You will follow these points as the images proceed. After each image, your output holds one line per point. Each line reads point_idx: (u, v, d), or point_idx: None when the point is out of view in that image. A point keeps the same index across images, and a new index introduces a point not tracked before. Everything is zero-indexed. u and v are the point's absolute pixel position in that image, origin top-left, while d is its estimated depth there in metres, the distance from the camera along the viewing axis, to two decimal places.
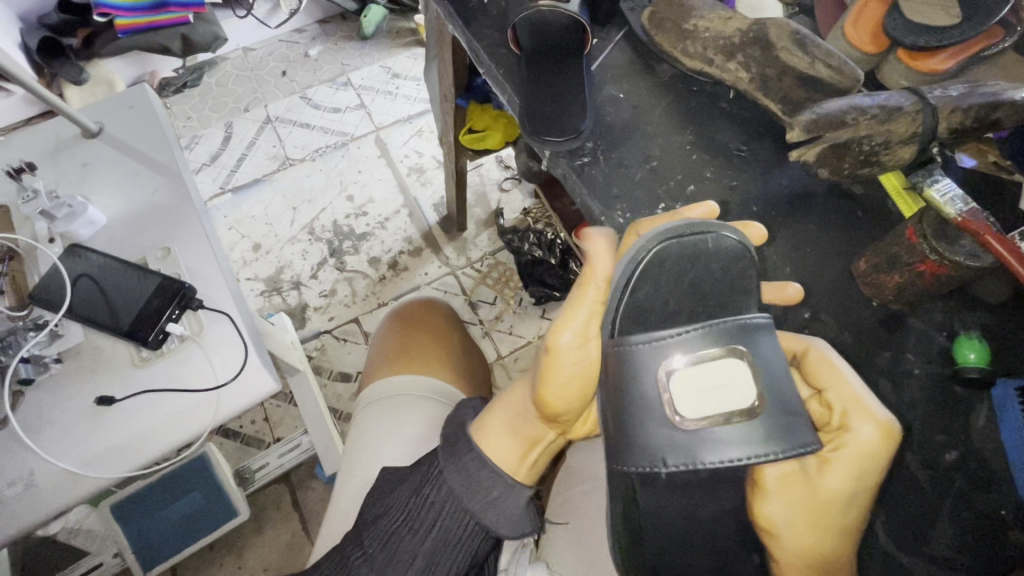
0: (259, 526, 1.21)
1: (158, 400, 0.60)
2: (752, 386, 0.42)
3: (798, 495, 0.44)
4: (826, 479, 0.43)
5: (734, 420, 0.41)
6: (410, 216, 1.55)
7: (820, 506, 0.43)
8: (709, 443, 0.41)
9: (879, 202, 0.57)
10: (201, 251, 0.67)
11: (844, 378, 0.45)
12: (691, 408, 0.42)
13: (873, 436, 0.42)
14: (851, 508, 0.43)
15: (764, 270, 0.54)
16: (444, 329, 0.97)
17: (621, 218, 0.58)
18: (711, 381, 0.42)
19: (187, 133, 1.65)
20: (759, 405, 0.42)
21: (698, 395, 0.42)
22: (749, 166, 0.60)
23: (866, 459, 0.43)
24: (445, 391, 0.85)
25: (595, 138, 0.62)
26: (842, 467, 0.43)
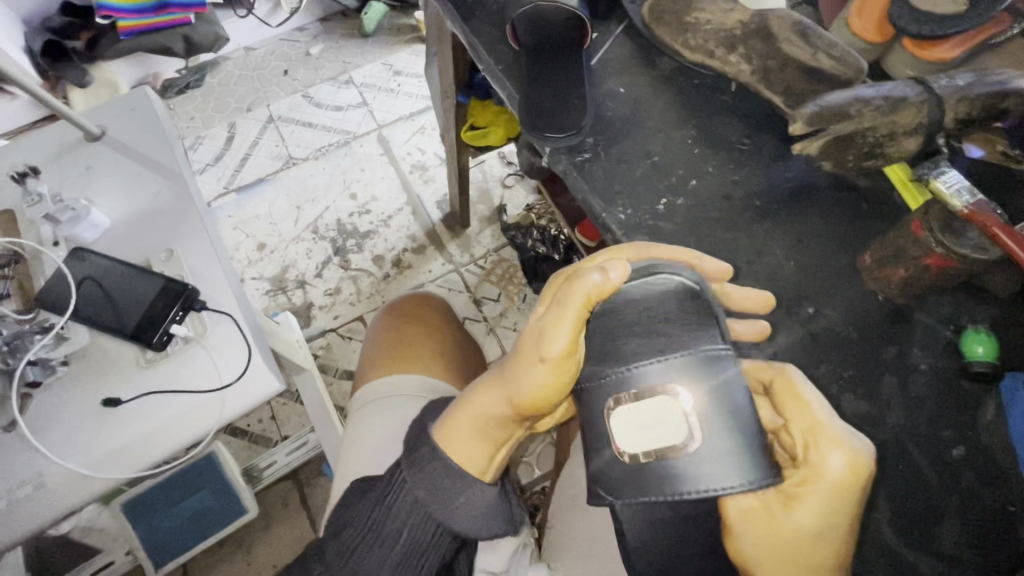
0: (268, 524, 1.22)
1: (162, 402, 0.60)
2: (691, 418, 0.40)
3: (768, 533, 0.42)
4: (793, 516, 0.41)
5: (671, 455, 0.39)
6: (413, 214, 1.55)
7: (791, 544, 0.42)
8: (658, 477, 0.39)
9: (883, 194, 0.56)
10: (204, 253, 0.68)
11: (807, 408, 0.42)
12: (633, 443, 0.40)
13: (842, 470, 0.40)
14: (832, 544, 0.42)
15: (767, 264, 0.54)
16: (438, 327, 0.98)
17: (622, 214, 0.57)
18: (651, 416, 0.40)
19: (191, 134, 1.66)
20: (700, 439, 0.39)
21: (641, 430, 0.40)
22: (752, 159, 0.59)
23: (834, 497, 0.41)
24: (439, 391, 0.86)
25: (596, 134, 0.62)
26: (811, 504, 0.41)
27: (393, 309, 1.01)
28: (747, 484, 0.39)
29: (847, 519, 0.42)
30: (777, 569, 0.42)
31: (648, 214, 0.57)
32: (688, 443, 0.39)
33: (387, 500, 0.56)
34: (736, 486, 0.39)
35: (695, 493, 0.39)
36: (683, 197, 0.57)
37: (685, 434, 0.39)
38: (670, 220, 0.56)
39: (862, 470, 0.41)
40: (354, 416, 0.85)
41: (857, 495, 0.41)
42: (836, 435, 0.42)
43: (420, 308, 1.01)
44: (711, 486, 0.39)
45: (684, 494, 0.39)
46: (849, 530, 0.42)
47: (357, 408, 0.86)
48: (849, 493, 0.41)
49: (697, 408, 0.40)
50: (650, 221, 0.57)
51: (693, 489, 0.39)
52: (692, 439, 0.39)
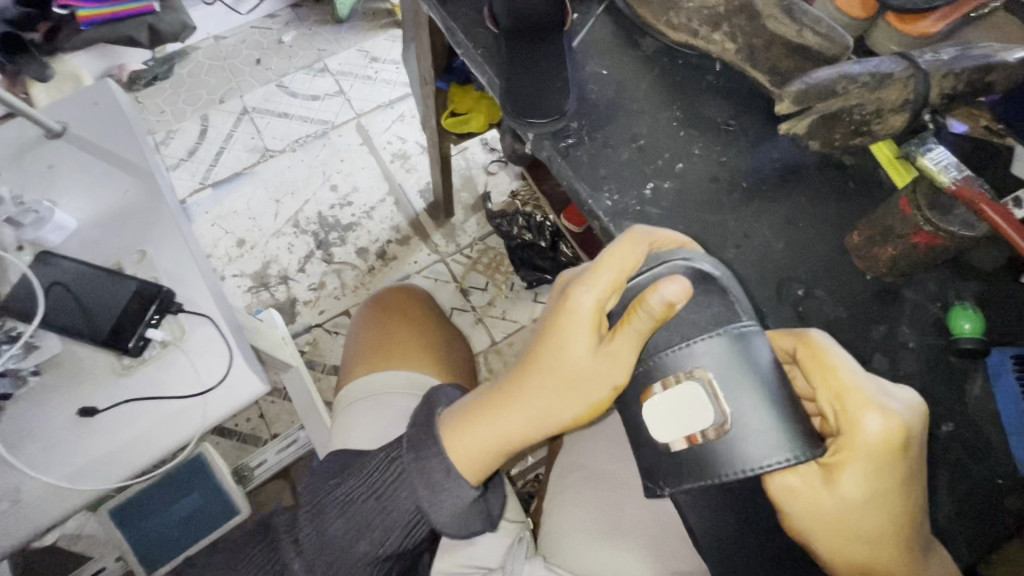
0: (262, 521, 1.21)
1: (143, 409, 0.58)
2: (713, 403, 0.42)
3: (827, 507, 0.42)
4: (846, 487, 0.41)
5: (711, 438, 0.42)
6: (396, 204, 1.52)
7: (848, 513, 0.41)
8: (703, 463, 0.42)
9: (869, 174, 0.56)
10: (178, 253, 0.65)
11: (835, 372, 0.42)
12: (663, 432, 0.43)
13: (881, 432, 0.40)
14: (898, 509, 0.41)
15: (756, 247, 0.53)
16: (424, 322, 0.96)
17: (609, 200, 0.56)
18: (675, 404, 0.42)
19: (162, 128, 1.60)
20: (726, 420, 0.42)
21: (669, 419, 0.43)
22: (737, 140, 0.58)
23: (881, 459, 0.40)
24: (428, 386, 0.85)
25: (580, 118, 0.60)
26: (862, 470, 0.41)
27: (378, 304, 0.99)
28: (783, 459, 0.41)
29: (900, 481, 0.41)
30: (840, 540, 0.42)
31: (635, 200, 0.56)
32: (721, 423, 0.42)
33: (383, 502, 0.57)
34: (776, 462, 0.41)
35: (735, 473, 0.41)
36: (670, 181, 0.56)
37: (714, 415, 0.41)
38: (657, 205, 0.55)
39: (903, 431, 0.40)
40: (341, 415, 0.84)
41: (905, 457, 0.40)
42: (874, 395, 0.41)
43: (406, 303, 0.99)
44: (753, 463, 0.41)
45: (725, 476, 0.42)
46: (911, 492, 0.41)
47: (344, 406, 0.85)
48: (896, 452, 0.40)
49: (730, 391, 0.42)
50: (637, 206, 0.56)
51: (737, 470, 0.41)
52: (726, 420, 0.42)
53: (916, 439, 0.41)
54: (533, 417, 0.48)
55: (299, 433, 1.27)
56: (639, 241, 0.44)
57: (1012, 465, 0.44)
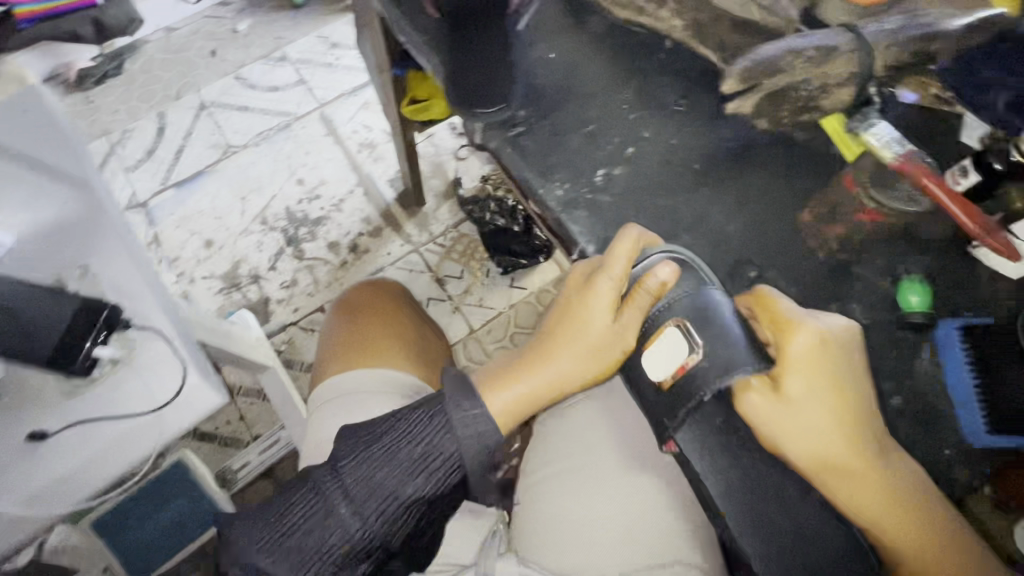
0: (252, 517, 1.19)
1: (98, 429, 0.57)
2: (685, 330, 0.42)
3: (790, 421, 0.40)
4: (800, 398, 0.40)
5: (692, 363, 0.41)
6: (365, 195, 1.49)
7: (812, 422, 0.40)
8: (691, 389, 0.41)
9: (822, 145, 0.54)
10: (124, 266, 0.63)
11: (771, 301, 0.43)
12: (655, 365, 0.43)
13: (813, 341, 0.40)
14: (854, 414, 0.40)
15: (707, 230, 0.53)
16: (395, 321, 0.94)
17: (560, 189, 0.55)
18: (658, 339, 0.43)
19: (116, 127, 1.54)
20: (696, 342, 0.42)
21: (657, 354, 0.43)
22: (689, 120, 0.57)
23: (823, 365, 0.40)
24: (400, 383, 0.82)
25: (528, 105, 0.58)
26: (812, 377, 0.40)
27: (346, 306, 0.98)
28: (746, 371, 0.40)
29: (848, 383, 0.40)
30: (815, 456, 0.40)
31: (586, 187, 0.55)
32: (699, 355, 0.41)
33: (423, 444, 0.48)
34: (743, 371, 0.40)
35: (711, 389, 0.41)
36: (621, 166, 0.55)
37: (692, 347, 0.41)
38: (609, 191, 0.54)
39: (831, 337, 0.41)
40: (313, 416, 0.81)
41: (842, 359, 0.41)
42: (805, 316, 0.42)
43: (373, 302, 0.97)
44: (732, 379, 0.40)
45: (707, 394, 0.41)
46: (862, 395, 0.41)
47: (314, 409, 0.82)
48: (833, 356, 0.41)
49: (701, 324, 0.42)
50: (588, 194, 0.54)
51: (715, 382, 0.41)
52: (701, 349, 0.42)
53: (847, 345, 0.41)
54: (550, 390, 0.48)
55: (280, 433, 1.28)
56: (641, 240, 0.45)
57: (960, 436, 0.45)
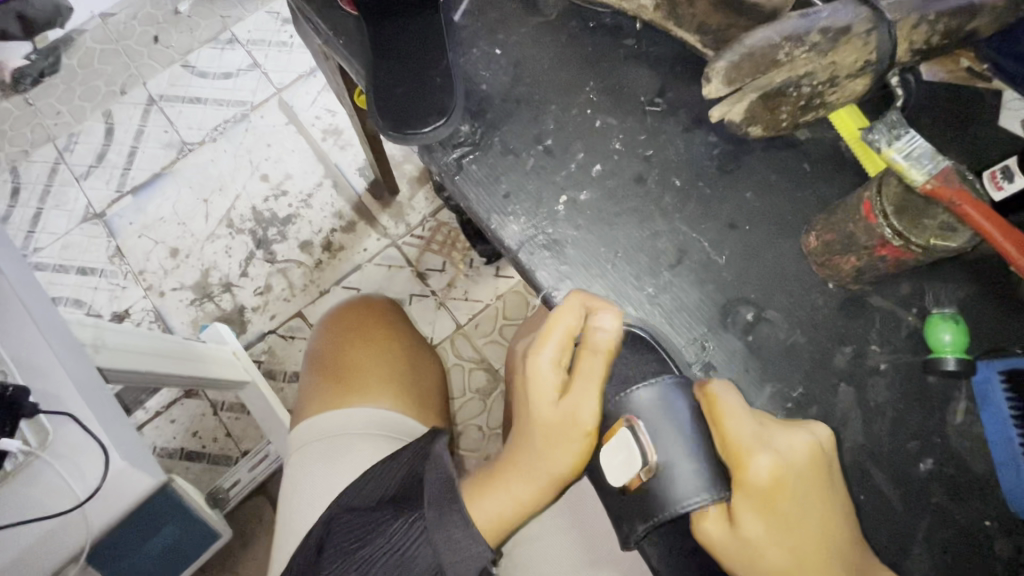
0: (247, 541, 1.08)
1: (13, 533, 0.50)
2: (643, 435, 0.35)
3: (755, 561, 0.34)
4: (764, 535, 0.34)
5: (650, 474, 0.35)
6: (334, 187, 1.24)
7: (779, 562, 0.34)
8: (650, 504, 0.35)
9: (828, 147, 0.45)
10: (28, 339, 0.53)
11: (724, 417, 0.35)
12: (615, 474, 0.36)
13: (775, 468, 0.33)
14: (827, 545, 0.35)
15: (693, 264, 0.44)
16: (388, 340, 0.80)
17: (515, 224, 0.46)
18: (617, 444, 0.36)
19: (61, 132, 1.28)
20: (653, 454, 0.35)
21: (616, 459, 0.36)
22: (667, 124, 0.47)
23: (786, 494, 0.34)
24: (392, 424, 0.70)
25: (472, 119, 0.48)
26: (776, 510, 0.34)
27: (332, 323, 0.82)
28: (701, 499, 0.34)
29: (808, 511, 0.34)
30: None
31: (545, 221, 0.45)
32: (653, 461, 0.35)
33: (406, 549, 0.47)
34: (698, 500, 0.34)
35: (672, 513, 0.34)
36: (588, 190, 0.46)
37: (643, 455, 0.35)
38: (573, 223, 0.45)
39: (790, 463, 0.34)
40: (295, 460, 0.69)
41: (802, 486, 0.34)
42: (761, 429, 0.35)
43: (361, 317, 0.82)
44: (692, 497, 0.34)
45: (667, 516, 0.34)
46: (835, 517, 0.35)
47: (295, 452, 0.70)
48: (799, 481, 0.34)
49: (654, 426, 0.36)
50: (547, 229, 0.45)
51: (671, 508, 0.34)
52: (657, 456, 0.35)
53: (808, 463, 0.35)
54: (534, 483, 0.41)
55: (269, 448, 1.09)
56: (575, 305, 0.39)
57: (1001, 502, 0.38)
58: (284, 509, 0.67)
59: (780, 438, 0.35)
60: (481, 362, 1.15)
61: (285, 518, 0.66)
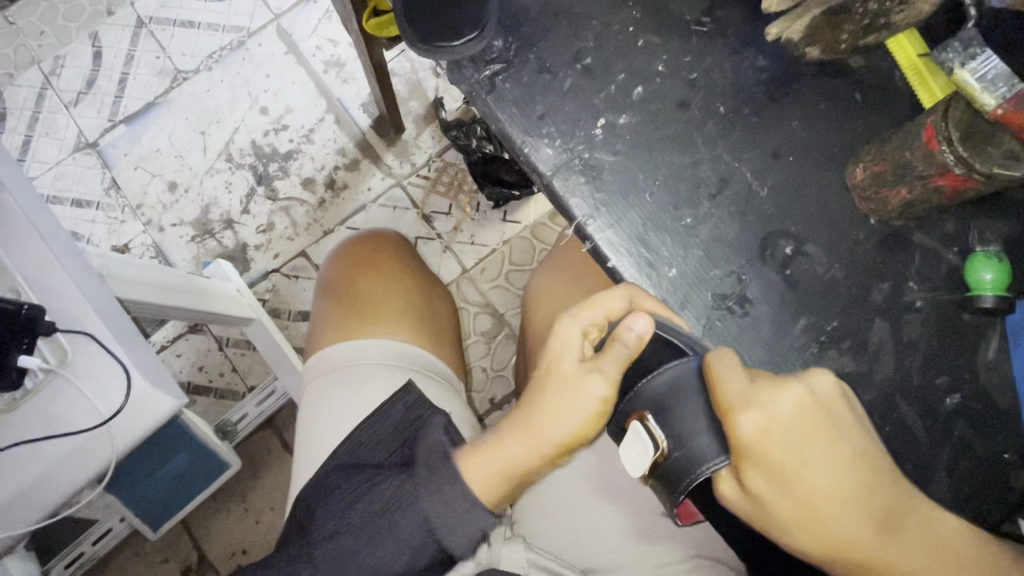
0: (257, 472, 1.11)
1: (41, 447, 0.50)
2: (653, 428, 0.36)
3: (765, 518, 0.35)
4: (773, 494, 0.34)
5: (666, 455, 0.36)
6: (337, 123, 1.19)
7: (787, 523, 0.35)
8: (673, 485, 0.35)
9: (882, 76, 0.43)
10: (41, 259, 0.52)
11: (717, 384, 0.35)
12: (636, 465, 0.37)
13: (761, 426, 0.33)
14: (833, 493, 0.34)
15: (734, 195, 0.42)
16: (400, 275, 0.79)
17: (550, 147, 0.44)
18: (630, 442, 0.37)
19: (46, 55, 1.20)
20: (668, 442, 0.36)
21: (633, 455, 0.37)
22: (714, 45, 0.44)
23: (776, 448, 0.34)
24: (406, 354, 0.70)
25: (506, 33, 0.45)
26: (772, 467, 0.34)
27: (343, 257, 0.81)
28: (721, 462, 0.35)
29: (799, 461, 0.34)
30: (817, 549, 0.35)
31: (582, 144, 0.43)
32: (667, 450, 0.35)
33: (398, 509, 0.46)
34: (715, 464, 0.35)
35: (695, 480, 0.35)
36: (628, 113, 0.44)
37: (657, 443, 0.35)
38: (612, 148, 0.43)
39: (772, 419, 0.34)
40: (310, 391, 0.69)
41: (786, 436, 0.34)
42: (752, 388, 0.34)
43: (374, 253, 0.81)
44: (709, 465, 0.35)
45: (693, 483, 0.35)
46: (846, 462, 0.34)
47: (311, 382, 0.70)
48: (786, 435, 0.34)
49: (664, 413, 0.36)
50: (584, 154, 0.43)
51: (692, 477, 0.35)
52: (670, 445, 0.35)
53: (791, 415, 0.34)
54: (529, 441, 0.42)
55: (275, 383, 1.09)
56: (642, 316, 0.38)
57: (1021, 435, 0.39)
58: (302, 439, 0.67)
59: (768, 399, 0.34)
60: (486, 306, 1.15)
61: (300, 446, 0.67)
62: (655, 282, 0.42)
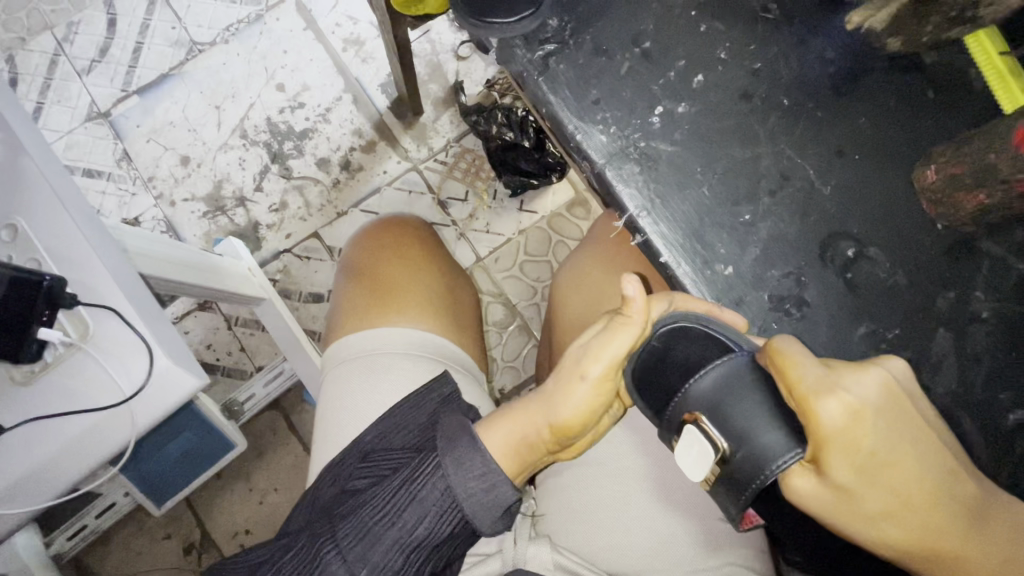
0: (262, 453, 1.10)
1: (58, 422, 0.49)
2: (709, 430, 0.35)
3: (848, 511, 0.33)
4: (856, 482, 0.33)
5: (726, 455, 0.35)
6: (355, 103, 1.16)
7: (872, 514, 0.33)
8: (739, 487, 0.34)
9: (957, 73, 0.40)
10: (62, 229, 0.50)
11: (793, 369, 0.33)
12: (695, 469, 0.36)
13: (846, 411, 0.32)
14: (919, 483, 0.33)
15: (795, 192, 0.40)
16: (421, 262, 0.77)
17: (603, 134, 0.42)
18: (685, 447, 0.36)
19: (59, 20, 1.17)
20: (726, 442, 0.35)
21: (690, 458, 0.36)
22: (778, 34, 0.42)
23: (863, 433, 0.32)
24: (427, 344, 0.68)
25: (560, 11, 0.43)
26: (860, 455, 0.32)
27: (364, 241, 0.79)
28: (790, 457, 0.34)
29: (886, 448, 0.33)
30: (903, 540, 0.33)
31: (638, 133, 0.41)
32: (729, 449, 0.34)
33: (416, 484, 0.46)
34: (786, 459, 0.34)
35: (763, 481, 0.34)
36: (687, 102, 0.41)
37: (717, 444, 0.34)
38: (669, 138, 0.41)
39: (859, 405, 0.32)
40: (329, 376, 0.68)
41: (872, 422, 0.33)
42: (829, 373, 0.33)
43: (393, 239, 0.79)
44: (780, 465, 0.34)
45: (761, 484, 0.34)
46: (929, 449, 0.33)
47: (330, 368, 0.68)
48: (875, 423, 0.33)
49: (720, 413, 0.35)
50: (639, 142, 0.41)
51: (763, 476, 0.34)
52: (730, 445, 0.35)
53: (874, 401, 0.33)
54: (525, 419, 0.45)
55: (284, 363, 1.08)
56: (634, 277, 0.39)
57: None
58: (321, 426, 0.66)
59: (847, 384, 0.33)
60: (499, 296, 1.13)
61: (318, 435, 0.65)
62: (710, 280, 0.40)
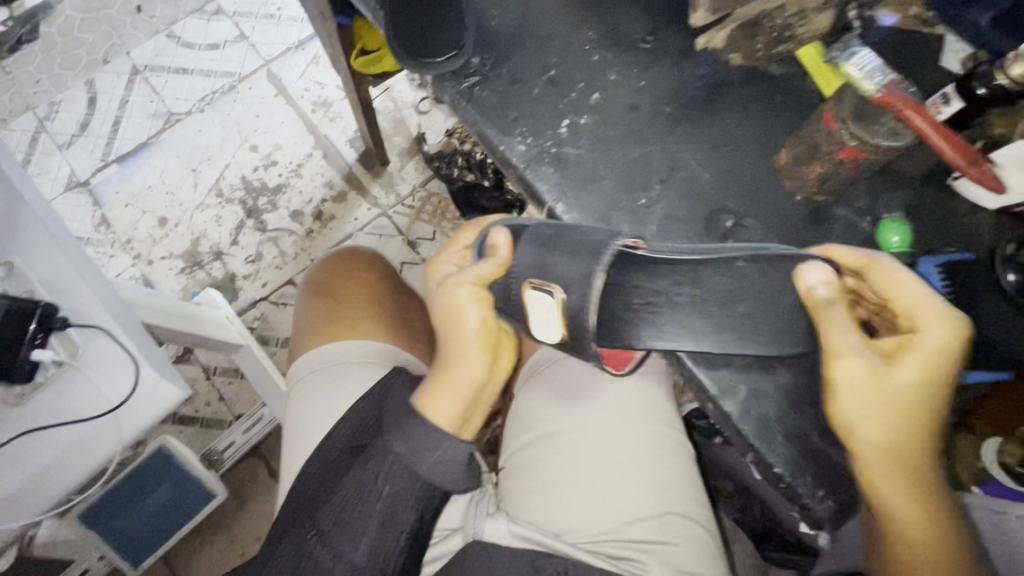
0: (243, 502, 1.10)
1: (49, 437, 0.53)
2: (541, 283, 0.45)
3: (871, 418, 0.40)
4: (897, 395, 0.40)
5: (559, 294, 0.44)
6: (325, 157, 1.26)
7: (888, 422, 0.41)
8: (584, 313, 0.43)
9: (798, 79, 0.51)
10: (55, 260, 0.55)
11: (905, 283, 0.41)
12: (548, 322, 0.45)
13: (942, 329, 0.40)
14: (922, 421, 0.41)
15: (682, 181, 0.49)
16: (379, 283, 0.84)
17: (522, 144, 0.51)
18: (535, 311, 0.46)
19: (42, 101, 1.27)
20: (559, 287, 0.44)
21: (541, 316, 0.45)
22: (656, 60, 0.53)
23: (932, 365, 0.40)
24: (387, 354, 0.73)
25: (481, 53, 0.53)
26: (908, 371, 0.41)
27: (325, 269, 0.85)
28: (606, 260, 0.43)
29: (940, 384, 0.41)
30: (884, 452, 0.41)
31: (549, 141, 0.51)
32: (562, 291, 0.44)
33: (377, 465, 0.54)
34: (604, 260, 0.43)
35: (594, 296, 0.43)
36: (587, 116, 0.51)
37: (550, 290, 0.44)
38: (575, 144, 0.50)
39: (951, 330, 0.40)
40: (296, 392, 0.72)
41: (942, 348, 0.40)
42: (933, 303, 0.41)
43: (350, 265, 0.85)
44: (595, 268, 0.43)
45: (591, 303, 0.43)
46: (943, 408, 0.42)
47: (296, 384, 0.73)
48: (880, 396, 0.41)
49: (544, 265, 0.45)
50: (552, 148, 0.50)
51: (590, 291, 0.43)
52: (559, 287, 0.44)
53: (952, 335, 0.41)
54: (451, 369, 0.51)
55: (263, 409, 1.10)
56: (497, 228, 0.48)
57: None
58: (288, 438, 0.69)
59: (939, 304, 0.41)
60: None
61: (287, 448, 0.69)
62: None
